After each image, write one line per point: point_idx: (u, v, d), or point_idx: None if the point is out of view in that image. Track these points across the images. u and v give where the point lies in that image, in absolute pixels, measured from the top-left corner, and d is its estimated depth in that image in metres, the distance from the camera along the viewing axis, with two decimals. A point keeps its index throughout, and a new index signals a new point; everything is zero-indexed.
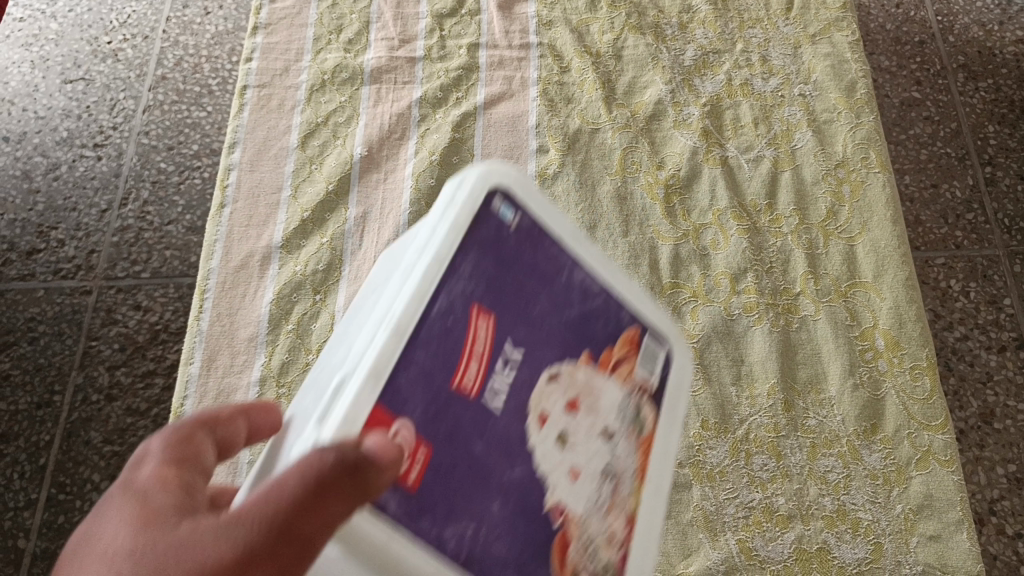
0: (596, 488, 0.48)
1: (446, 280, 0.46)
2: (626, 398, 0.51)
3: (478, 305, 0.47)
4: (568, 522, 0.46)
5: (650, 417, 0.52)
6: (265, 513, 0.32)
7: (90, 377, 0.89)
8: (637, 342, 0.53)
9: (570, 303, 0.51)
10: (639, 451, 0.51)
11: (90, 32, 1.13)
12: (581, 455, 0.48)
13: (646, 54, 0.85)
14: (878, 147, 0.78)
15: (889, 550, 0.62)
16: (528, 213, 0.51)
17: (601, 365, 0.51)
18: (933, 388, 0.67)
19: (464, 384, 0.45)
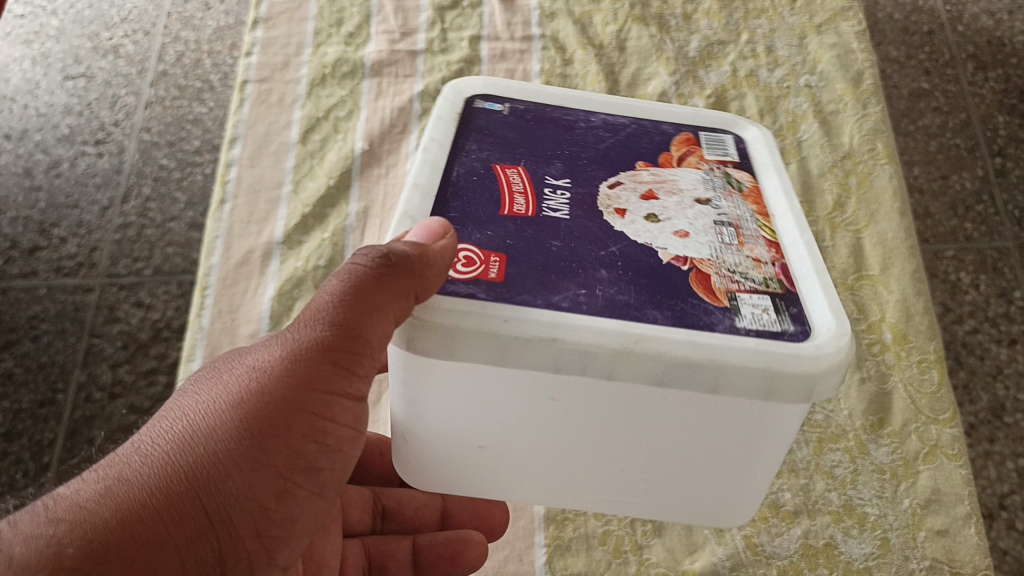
0: (715, 237, 0.46)
1: (456, 155, 0.49)
2: (707, 174, 0.50)
3: (500, 163, 0.49)
4: (697, 263, 0.44)
5: (745, 176, 0.51)
6: (275, 366, 0.40)
7: (92, 375, 0.88)
8: (693, 140, 0.53)
9: (602, 139, 0.52)
10: (749, 201, 0.49)
11: (90, 28, 1.13)
12: (682, 221, 0.47)
13: (651, 45, 0.84)
14: (885, 138, 0.77)
15: (897, 545, 0.61)
16: (516, 101, 0.53)
17: (663, 165, 0.51)
18: (941, 380, 0.66)
19: (516, 211, 0.46)
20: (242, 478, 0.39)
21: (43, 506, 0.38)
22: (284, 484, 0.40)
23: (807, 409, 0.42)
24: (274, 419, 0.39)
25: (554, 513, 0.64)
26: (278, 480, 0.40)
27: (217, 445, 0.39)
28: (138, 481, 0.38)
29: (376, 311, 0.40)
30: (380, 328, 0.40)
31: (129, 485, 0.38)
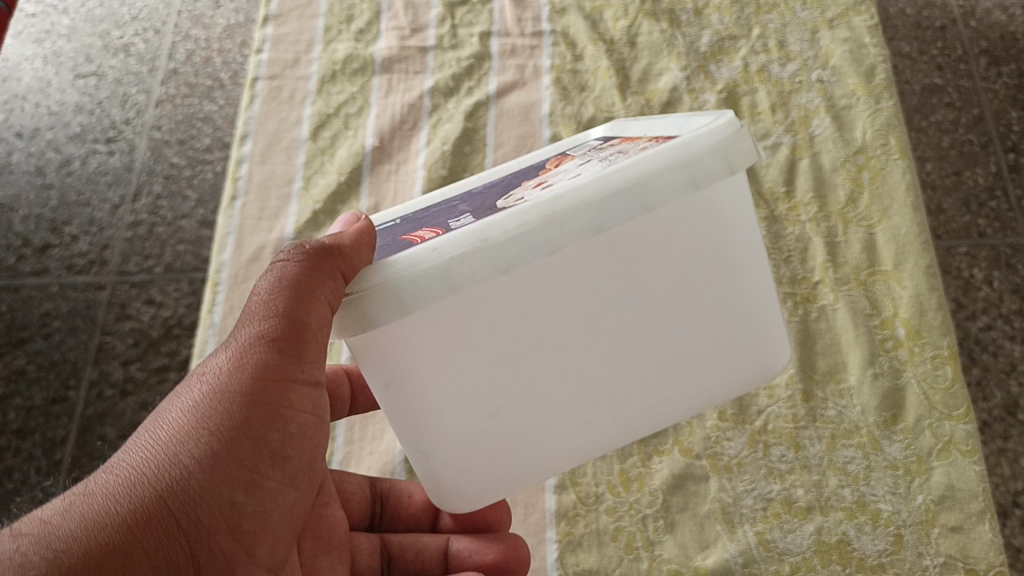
0: (605, 169, 0.42)
1: (365, 237, 0.47)
2: (601, 154, 0.47)
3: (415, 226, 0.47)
4: (601, 190, 0.40)
5: (638, 141, 0.48)
6: (224, 373, 0.45)
7: (105, 372, 0.88)
8: (591, 156, 0.50)
9: (501, 182, 0.49)
10: (641, 143, 0.46)
11: (101, 27, 1.13)
12: (576, 177, 0.43)
13: (661, 40, 0.84)
14: (898, 133, 0.76)
15: (910, 541, 0.61)
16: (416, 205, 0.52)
17: (565, 170, 0.48)
18: (955, 376, 0.66)
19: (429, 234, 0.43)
20: (205, 475, 0.43)
21: (16, 525, 0.41)
22: (248, 476, 0.44)
23: (740, 179, 0.42)
24: (229, 416, 0.44)
25: (566, 509, 0.64)
26: (241, 471, 0.44)
27: (179, 452, 0.43)
28: (112, 492, 0.41)
29: (309, 300, 0.45)
30: (317, 313, 0.45)
31: (98, 498, 0.41)
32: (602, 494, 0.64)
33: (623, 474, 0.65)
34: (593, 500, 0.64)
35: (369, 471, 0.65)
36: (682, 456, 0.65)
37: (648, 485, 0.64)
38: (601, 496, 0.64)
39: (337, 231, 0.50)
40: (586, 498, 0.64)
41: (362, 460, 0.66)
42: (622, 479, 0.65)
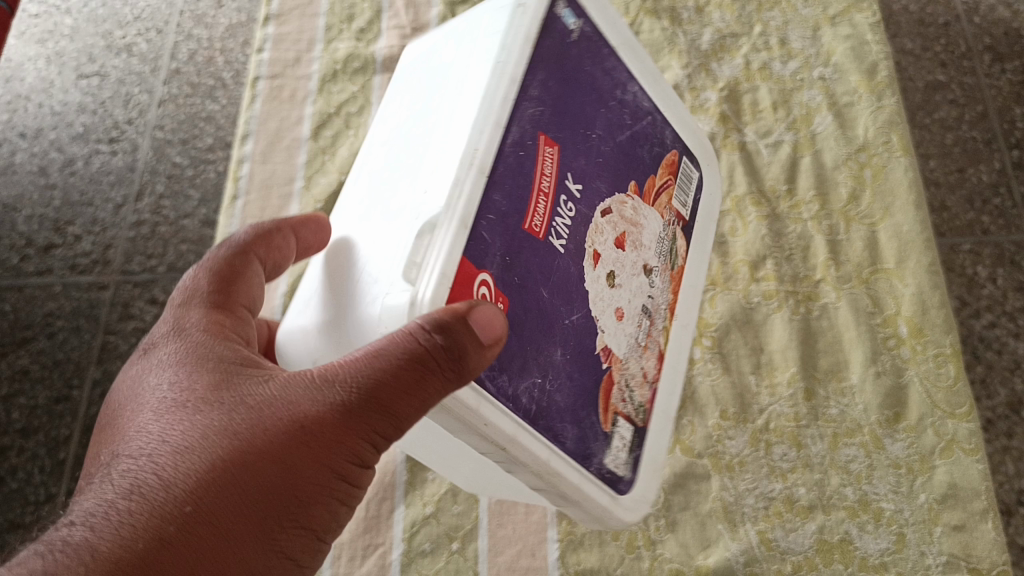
0: (635, 327, 0.56)
1: (519, 107, 0.50)
2: (662, 233, 0.60)
3: (543, 135, 0.51)
4: (613, 360, 0.54)
5: (681, 248, 0.63)
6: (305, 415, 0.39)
7: (108, 372, 0.89)
8: (673, 165, 0.64)
9: (620, 120, 0.59)
10: (670, 288, 0.60)
11: (104, 27, 1.12)
12: (626, 295, 0.55)
13: (663, 37, 0.84)
14: (901, 130, 0.76)
15: (913, 540, 0.61)
16: (587, 22, 0.57)
17: (643, 198, 0.59)
18: (959, 374, 0.65)
19: (533, 226, 0.49)
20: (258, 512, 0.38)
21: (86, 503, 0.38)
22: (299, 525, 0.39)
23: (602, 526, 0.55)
24: (294, 459, 0.39)
25: None
26: (293, 522, 0.39)
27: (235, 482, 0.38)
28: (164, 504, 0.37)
29: (419, 401, 0.39)
30: (413, 410, 0.39)
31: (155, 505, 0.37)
32: None
33: None
34: None
35: None
36: (683, 455, 0.65)
37: None
38: None
39: (494, 87, 0.49)
40: None
41: None
42: None
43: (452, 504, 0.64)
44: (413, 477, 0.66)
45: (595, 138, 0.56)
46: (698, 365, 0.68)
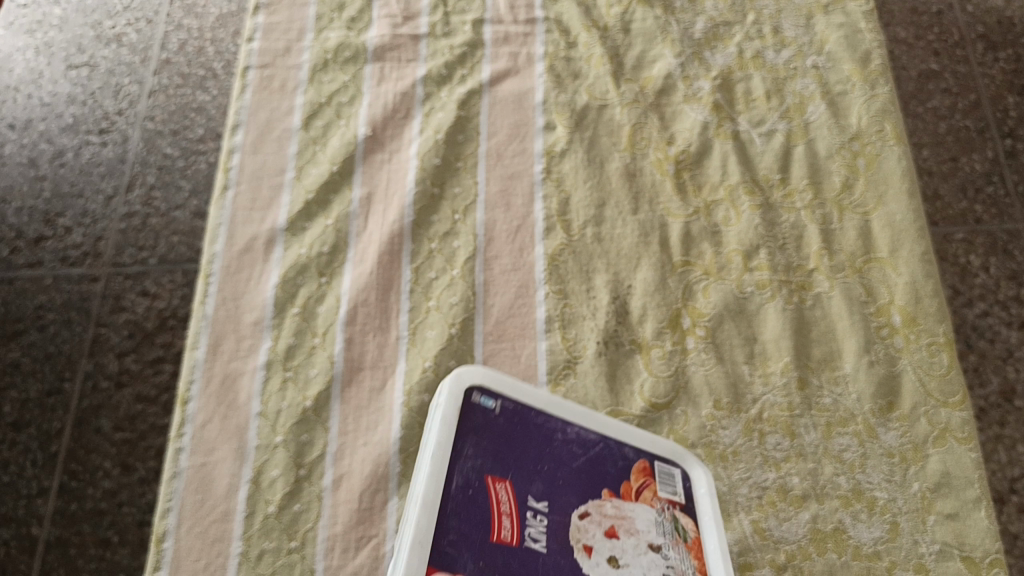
0: None
1: (456, 461, 0.55)
2: (659, 516, 0.58)
3: (490, 474, 0.55)
4: None
5: (689, 522, 0.60)
6: None
7: (99, 365, 0.88)
8: (650, 469, 0.61)
9: (573, 458, 0.59)
10: (691, 555, 0.58)
11: (93, 17, 1.11)
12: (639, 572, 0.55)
13: (656, 26, 0.83)
14: (894, 119, 0.76)
15: (906, 529, 0.61)
16: (509, 397, 0.59)
17: (624, 497, 0.58)
18: (951, 363, 0.66)
19: (503, 537, 0.52)
20: None
21: None
22: None
23: None
24: None
25: None
26: None
27: None
28: None
29: None
30: None
31: None
32: None
33: None
34: None
35: (363, 462, 0.65)
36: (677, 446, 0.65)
37: None
38: None
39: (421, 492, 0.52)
40: None
41: (357, 451, 0.66)
42: None
43: None
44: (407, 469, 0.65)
45: (547, 468, 0.57)
46: (690, 355, 0.68)
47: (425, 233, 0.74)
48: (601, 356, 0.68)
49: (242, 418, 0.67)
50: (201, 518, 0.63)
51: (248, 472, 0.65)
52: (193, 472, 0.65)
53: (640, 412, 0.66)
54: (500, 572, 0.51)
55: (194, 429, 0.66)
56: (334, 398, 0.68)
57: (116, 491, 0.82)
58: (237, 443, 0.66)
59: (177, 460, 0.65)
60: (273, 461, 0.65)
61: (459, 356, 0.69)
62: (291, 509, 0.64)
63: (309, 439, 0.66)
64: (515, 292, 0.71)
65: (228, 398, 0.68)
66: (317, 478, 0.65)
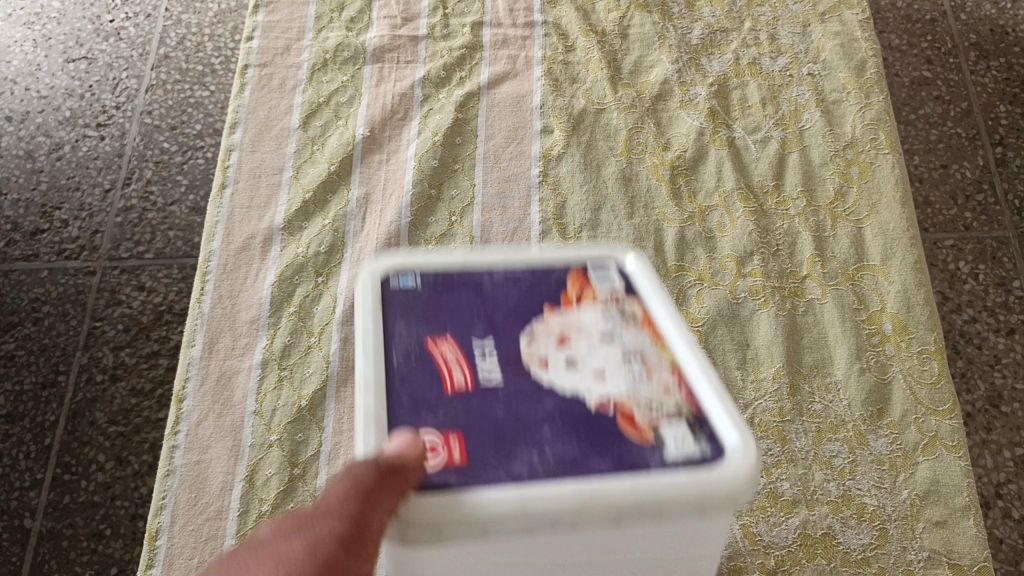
0: (625, 370, 0.45)
1: (390, 339, 0.46)
2: (603, 310, 0.48)
3: (429, 335, 0.46)
4: (620, 403, 0.43)
5: (636, 304, 0.49)
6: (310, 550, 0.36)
7: (95, 357, 0.89)
8: (584, 276, 0.50)
9: (508, 294, 0.49)
10: (645, 330, 0.47)
11: (92, 10, 1.13)
12: (584, 347, 0.46)
13: (653, 32, 0.83)
14: (888, 128, 0.77)
15: (895, 536, 0.61)
16: (428, 268, 0.50)
17: (565, 309, 0.48)
18: (941, 371, 0.67)
19: (456, 381, 0.44)
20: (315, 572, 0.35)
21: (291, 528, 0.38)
22: None
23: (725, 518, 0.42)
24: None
25: None
26: None
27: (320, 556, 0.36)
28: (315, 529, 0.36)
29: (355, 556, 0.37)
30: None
31: None
32: None
33: None
34: None
35: None
36: None
37: None
38: None
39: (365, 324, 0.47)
40: None
41: (350, 451, 0.66)
42: None
43: None
44: None
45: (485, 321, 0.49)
46: None
47: (422, 233, 0.74)
48: None
49: (237, 416, 0.67)
50: (194, 516, 0.64)
51: (243, 470, 0.65)
52: (187, 470, 0.65)
53: None
54: (460, 417, 0.42)
55: (189, 427, 0.67)
56: (329, 398, 0.68)
57: (109, 485, 0.82)
58: (232, 442, 0.66)
59: (171, 457, 0.66)
60: (267, 459, 0.66)
61: None
62: (286, 507, 0.64)
63: (303, 438, 0.67)
64: None
65: (224, 396, 0.68)
66: (310, 477, 0.65)
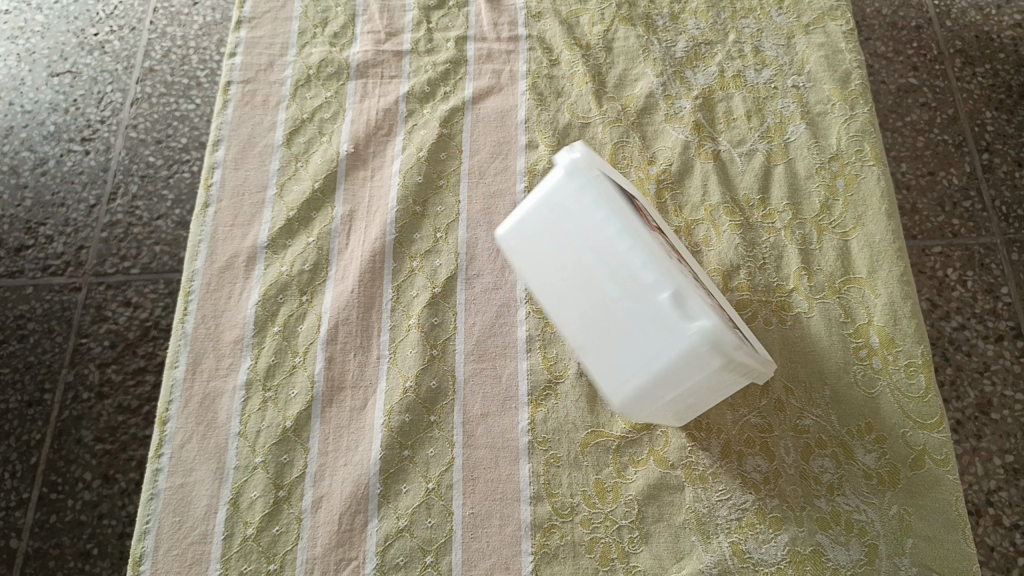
0: (693, 281, 0.60)
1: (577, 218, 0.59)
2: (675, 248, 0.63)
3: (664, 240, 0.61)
4: (714, 302, 0.58)
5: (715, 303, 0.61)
6: None
7: (81, 375, 0.88)
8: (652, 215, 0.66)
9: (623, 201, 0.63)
10: (711, 296, 0.61)
11: (76, 24, 1.11)
12: (665, 248, 0.60)
13: (638, 45, 0.83)
14: (873, 139, 0.76)
15: (883, 552, 0.61)
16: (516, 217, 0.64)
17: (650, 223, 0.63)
18: (929, 385, 0.66)
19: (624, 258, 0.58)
20: None
21: None
22: None
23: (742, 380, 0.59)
24: None
25: (542, 520, 0.63)
26: None
27: None
28: None
29: None
30: None
31: None
32: (578, 505, 0.64)
33: (599, 484, 0.64)
34: (570, 511, 0.64)
35: (344, 483, 0.65)
36: (657, 466, 0.65)
37: (624, 495, 0.64)
38: (576, 507, 0.64)
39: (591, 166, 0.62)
40: (562, 510, 0.64)
41: (337, 471, 0.66)
42: (598, 489, 0.64)
43: (426, 517, 0.64)
44: (387, 490, 0.65)
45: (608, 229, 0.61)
46: None
47: (407, 251, 0.74)
48: (581, 375, 0.68)
49: (222, 438, 0.67)
50: (179, 540, 0.64)
51: (227, 493, 0.65)
52: (171, 493, 0.65)
53: (621, 434, 0.66)
54: (612, 299, 0.57)
55: (173, 448, 0.67)
56: (314, 418, 0.68)
57: (96, 503, 0.82)
58: (216, 464, 0.66)
59: (155, 481, 0.66)
60: (252, 482, 0.66)
61: (440, 377, 0.69)
62: (270, 530, 0.64)
63: (289, 459, 0.66)
64: (496, 311, 0.71)
65: (208, 417, 0.68)
66: (297, 499, 0.65)
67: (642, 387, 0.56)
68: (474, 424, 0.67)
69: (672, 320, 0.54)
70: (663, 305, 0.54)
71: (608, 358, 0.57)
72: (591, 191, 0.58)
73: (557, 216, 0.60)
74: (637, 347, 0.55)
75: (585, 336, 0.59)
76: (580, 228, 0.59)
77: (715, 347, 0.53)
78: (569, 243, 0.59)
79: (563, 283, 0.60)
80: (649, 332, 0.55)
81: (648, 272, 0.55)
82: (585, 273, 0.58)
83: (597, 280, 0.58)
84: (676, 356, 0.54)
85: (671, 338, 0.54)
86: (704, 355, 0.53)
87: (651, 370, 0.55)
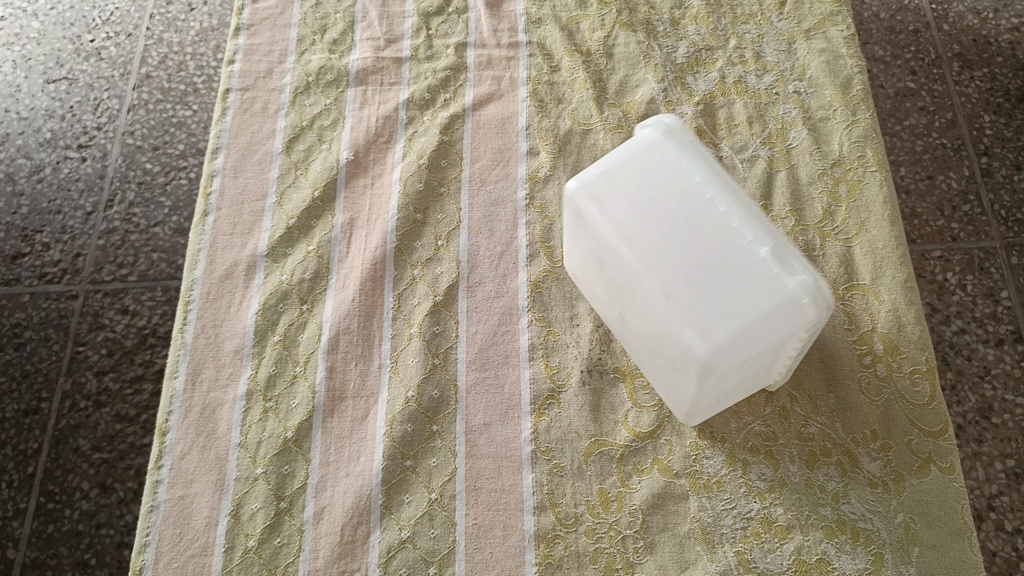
0: None
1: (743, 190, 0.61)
2: None
3: None
4: None
5: None
6: None
7: (78, 383, 0.87)
8: None
9: None
10: None
11: (72, 30, 1.10)
12: None
13: (638, 51, 0.83)
14: (875, 145, 0.76)
15: (890, 561, 0.61)
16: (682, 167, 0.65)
17: None
18: (933, 392, 0.66)
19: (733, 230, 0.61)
20: None
21: None
22: None
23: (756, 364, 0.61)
24: None
25: (545, 530, 0.63)
26: None
27: None
28: None
29: None
30: None
31: None
32: (581, 514, 0.63)
33: (603, 493, 0.64)
34: (573, 521, 0.63)
35: (345, 494, 0.65)
36: (661, 475, 0.64)
37: (629, 505, 0.64)
38: (580, 517, 0.63)
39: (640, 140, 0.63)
40: (566, 520, 0.63)
41: (339, 482, 0.65)
42: (602, 499, 0.64)
43: (429, 528, 0.63)
44: (389, 501, 0.64)
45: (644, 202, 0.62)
46: None
47: (408, 259, 0.74)
48: (585, 384, 0.68)
49: (222, 449, 0.67)
50: (179, 553, 0.63)
51: (227, 505, 0.65)
52: (171, 505, 0.65)
53: (625, 443, 0.66)
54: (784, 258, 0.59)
55: (172, 460, 0.66)
56: (316, 428, 0.67)
57: (94, 512, 0.81)
58: (217, 475, 0.66)
59: (155, 492, 0.65)
60: (253, 493, 0.65)
61: (442, 386, 0.68)
62: (271, 542, 0.63)
63: (290, 470, 0.66)
64: (498, 320, 0.71)
65: (208, 428, 0.67)
66: (298, 510, 0.64)
67: (737, 333, 0.55)
68: (477, 434, 0.66)
69: (770, 272, 0.56)
70: (762, 258, 0.57)
71: (687, 303, 0.56)
72: (684, 154, 0.62)
73: (639, 168, 0.62)
74: (740, 297, 0.56)
75: (647, 262, 0.59)
76: (673, 180, 0.61)
77: (810, 302, 0.56)
78: (659, 189, 0.60)
79: (634, 233, 0.60)
80: (759, 276, 0.56)
81: (748, 228, 0.58)
82: (693, 216, 0.59)
83: (710, 221, 0.59)
84: (774, 306, 0.55)
85: (772, 287, 0.56)
86: (800, 309, 0.56)
87: (743, 316, 0.55)
